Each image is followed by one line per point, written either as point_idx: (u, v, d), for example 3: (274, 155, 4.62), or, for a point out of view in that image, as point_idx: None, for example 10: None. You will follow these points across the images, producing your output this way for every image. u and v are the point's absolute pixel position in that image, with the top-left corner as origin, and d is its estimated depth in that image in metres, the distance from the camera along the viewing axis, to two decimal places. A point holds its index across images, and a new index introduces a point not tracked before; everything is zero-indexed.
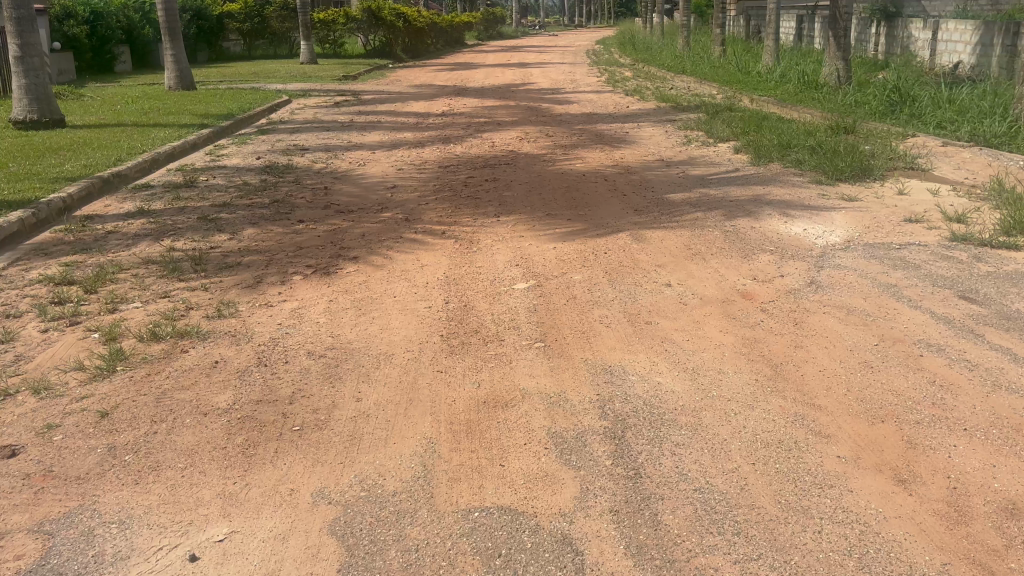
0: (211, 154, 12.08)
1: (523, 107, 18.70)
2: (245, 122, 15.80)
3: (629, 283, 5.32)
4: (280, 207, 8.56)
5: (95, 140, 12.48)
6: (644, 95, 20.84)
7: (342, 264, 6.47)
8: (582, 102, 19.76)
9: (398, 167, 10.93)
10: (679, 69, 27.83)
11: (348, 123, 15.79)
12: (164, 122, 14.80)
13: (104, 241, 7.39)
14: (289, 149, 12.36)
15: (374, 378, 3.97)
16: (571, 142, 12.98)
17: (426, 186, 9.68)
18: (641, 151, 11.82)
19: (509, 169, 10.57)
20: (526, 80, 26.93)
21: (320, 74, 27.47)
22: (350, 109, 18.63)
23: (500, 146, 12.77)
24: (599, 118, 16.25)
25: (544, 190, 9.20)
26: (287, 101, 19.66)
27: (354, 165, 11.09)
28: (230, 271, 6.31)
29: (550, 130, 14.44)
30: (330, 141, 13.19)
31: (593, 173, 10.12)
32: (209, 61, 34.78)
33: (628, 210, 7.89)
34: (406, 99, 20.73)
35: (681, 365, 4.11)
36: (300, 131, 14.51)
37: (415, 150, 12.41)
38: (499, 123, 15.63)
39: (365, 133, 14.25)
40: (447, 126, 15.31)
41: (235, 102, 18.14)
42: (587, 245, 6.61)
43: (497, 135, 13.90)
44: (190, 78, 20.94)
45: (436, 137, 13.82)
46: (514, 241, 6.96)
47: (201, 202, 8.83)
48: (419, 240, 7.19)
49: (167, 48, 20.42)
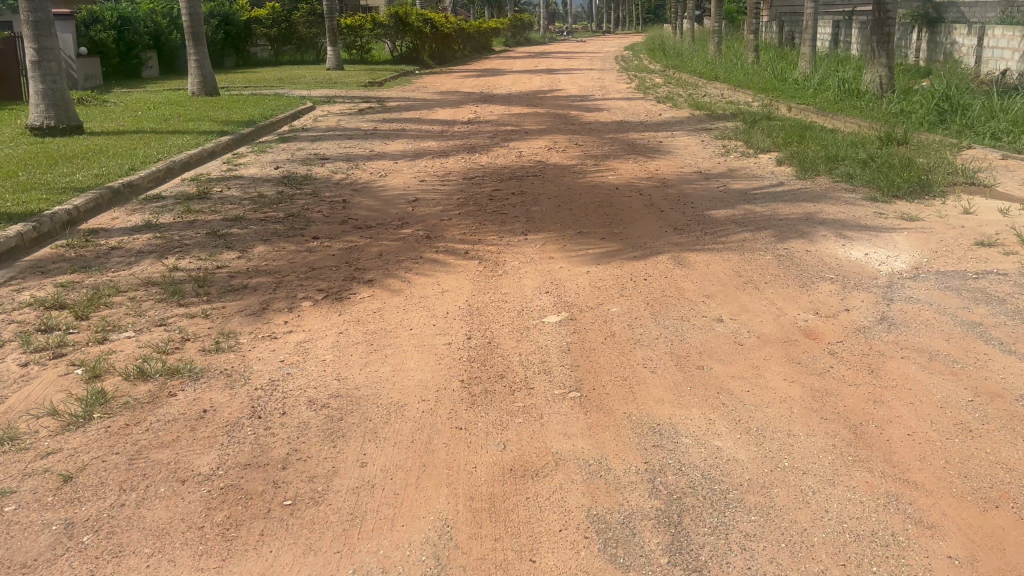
0: (228, 163, 11.63)
1: (552, 114, 18.14)
2: (267, 129, 15.39)
3: (674, 317, 4.72)
4: (295, 221, 8.05)
5: (110, 148, 12.09)
6: (676, 102, 20.20)
7: (357, 287, 5.93)
8: (612, 109, 19.17)
9: (422, 178, 10.41)
10: (711, 76, 27.11)
11: (372, 131, 15.33)
12: (183, 129, 14.42)
13: (105, 258, 6.91)
14: (309, 159, 11.90)
15: (382, 435, 3.41)
16: (602, 152, 12.40)
17: (451, 199, 9.15)
18: (677, 162, 11.20)
19: (538, 181, 10.01)
20: (554, 86, 26.39)
21: (346, 79, 27.11)
22: (375, 115, 18.18)
23: (529, 156, 12.21)
24: (631, 127, 15.64)
25: (576, 205, 8.63)
26: (311, 108, 19.27)
27: (375, 176, 10.58)
28: (235, 295, 5.80)
29: (580, 139, 13.86)
30: (352, 150, 12.71)
31: (628, 187, 9.53)
32: (236, 67, 34.65)
33: (667, 229, 7.29)
34: (432, 106, 20.26)
35: (742, 425, 3.52)
36: (322, 139, 14.05)
37: (440, 159, 11.88)
38: (527, 131, 15.09)
39: (389, 141, 13.77)
40: (473, 135, 14.79)
41: (258, 108, 17.76)
42: (624, 269, 6.03)
43: (526, 144, 13.35)
44: (214, 84, 20.62)
45: (462, 147, 13.31)
46: (543, 262, 6.39)
47: (212, 216, 8.35)
48: (441, 260, 6.65)
49: (191, 53, 20.13)
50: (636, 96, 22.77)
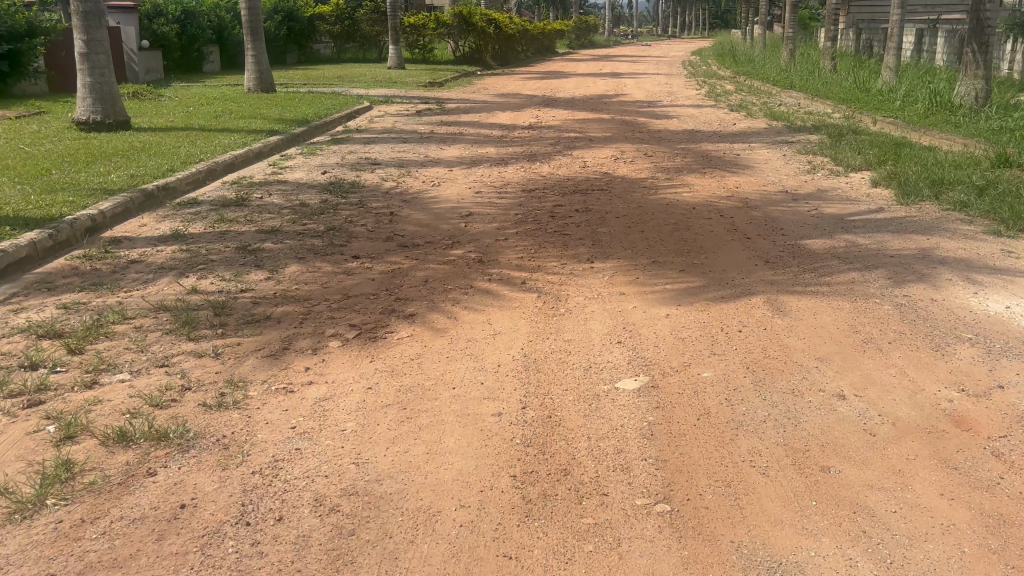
0: (274, 166, 10.95)
1: (619, 120, 17.17)
2: (319, 129, 14.76)
3: (781, 390, 3.78)
4: (335, 236, 7.27)
5: (154, 146, 11.53)
6: (751, 111, 19.05)
7: (395, 323, 5.10)
8: (682, 116, 18.11)
9: (477, 189, 9.57)
10: (786, 84, 25.75)
11: (428, 134, 14.56)
12: (233, 127, 13.85)
13: (121, 274, 6.21)
14: (359, 163, 11.16)
15: (405, 565, 2.56)
16: (674, 165, 11.42)
17: (509, 215, 8.28)
18: (759, 180, 10.17)
19: (605, 196, 9.09)
20: (620, 91, 25.40)
21: (406, 79, 26.48)
22: (433, 117, 17.44)
23: (594, 167, 11.29)
24: (704, 137, 14.59)
25: (649, 225, 7.68)
26: (367, 108, 18.63)
27: (428, 185, 9.78)
28: (254, 329, 5.01)
29: (650, 150, 12.90)
30: (406, 155, 11.96)
31: (707, 206, 8.55)
32: (299, 63, 34.40)
33: (756, 262, 6.32)
34: (493, 109, 19.46)
35: (893, 571, 2.57)
36: (375, 142, 13.34)
37: (498, 168, 11.03)
38: (592, 139, 14.15)
39: (445, 146, 12.98)
40: (535, 141, 13.91)
41: (313, 107, 17.19)
42: (710, 313, 5.09)
43: (591, 153, 12.44)
44: (271, 80, 20.13)
45: (524, 154, 12.45)
46: (613, 298, 5.48)
47: (246, 226, 7.62)
48: (495, 290, 5.78)
49: (249, 48, 19.68)
50: (707, 103, 21.65)
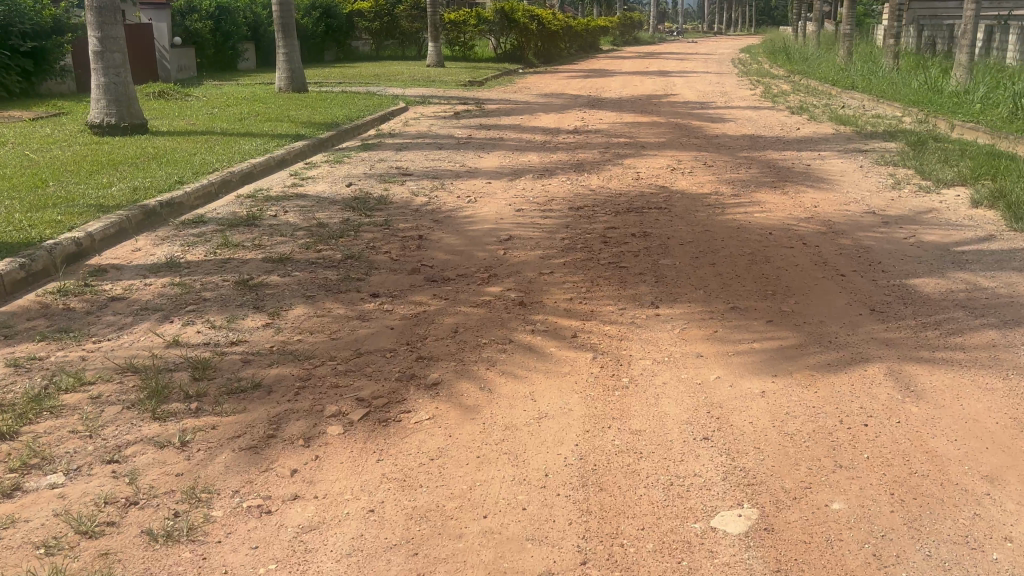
0: (296, 176, 10.02)
1: (670, 124, 15.99)
2: (349, 134, 13.83)
3: (948, 538, 2.68)
4: (352, 267, 6.26)
5: (169, 154, 10.66)
6: (812, 113, 17.73)
7: (415, 393, 4.05)
8: (738, 119, 16.85)
9: (519, 206, 8.51)
10: (846, 84, 24.25)
11: (466, 139, 13.56)
12: (258, 131, 12.97)
13: (98, 315, 5.26)
14: (388, 174, 10.17)
15: None
16: (737, 178, 10.27)
17: (555, 240, 7.21)
18: (837, 198, 8.96)
19: (664, 216, 7.97)
20: (669, 90, 24.15)
21: (445, 78, 25.53)
22: (472, 120, 16.42)
23: (649, 178, 10.15)
24: (767, 144, 13.36)
25: (720, 255, 6.55)
26: (402, 110, 17.68)
27: (464, 202, 8.74)
28: (238, 401, 4.00)
29: (709, 158, 11.73)
30: (441, 164, 10.96)
31: (784, 230, 7.39)
32: (337, 61, 33.69)
33: (858, 311, 5.18)
34: (536, 110, 18.38)
35: None
36: (408, 149, 12.35)
37: (541, 180, 9.96)
38: (644, 145, 13.00)
39: (484, 154, 11.96)
40: (582, 148, 12.82)
41: (345, 109, 16.28)
42: (815, 389, 3.97)
43: (644, 162, 11.31)
44: (303, 80, 19.29)
45: (570, 163, 11.36)
46: (689, 361, 4.38)
47: (252, 253, 6.64)
48: (539, 344, 4.71)
49: (280, 46, 18.86)
50: (764, 104, 20.34)
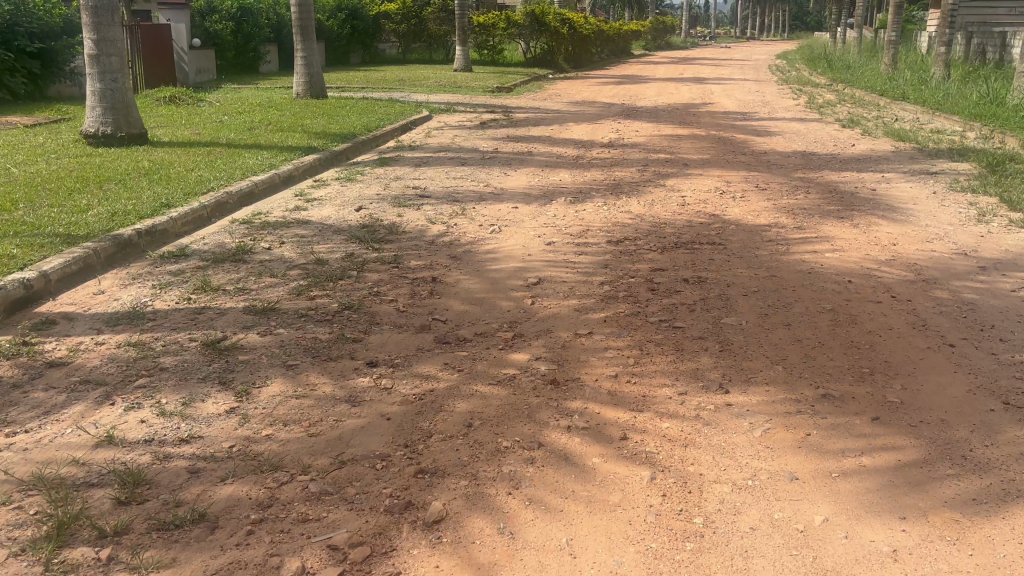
0: (301, 197, 9.01)
1: (713, 137, 14.79)
2: (365, 147, 12.82)
3: None
4: (347, 323, 5.18)
5: (164, 169, 9.69)
6: (865, 127, 16.46)
7: (409, 539, 2.97)
8: (786, 133, 15.61)
9: (549, 240, 7.39)
10: (896, 94, 22.90)
11: (491, 154, 12.49)
12: (266, 142, 11.99)
13: (26, 389, 4.22)
14: (403, 196, 9.11)
15: None
16: (795, 205, 9.08)
17: (593, 285, 6.09)
18: (917, 233, 7.76)
19: (720, 254, 6.84)
20: (707, 99, 22.95)
21: (472, 83, 24.51)
22: (499, 130, 15.33)
23: (696, 204, 8.99)
24: (822, 163, 12.14)
25: (794, 312, 5.41)
26: (425, 118, 16.66)
27: (486, 232, 7.65)
28: (166, 546, 2.93)
29: (761, 180, 10.55)
30: (462, 184, 9.88)
31: (864, 276, 6.22)
32: (362, 63, 32.87)
33: (988, 404, 4.03)
34: (567, 120, 17.25)
35: None
36: (428, 165, 11.28)
37: (574, 205, 8.84)
38: (687, 162, 11.85)
39: (511, 173, 10.87)
40: (618, 165, 11.69)
41: (364, 118, 15.28)
42: (968, 549, 2.88)
43: (689, 183, 10.15)
44: (322, 85, 18.34)
45: (606, 185, 10.23)
46: (782, 488, 3.28)
47: (233, 300, 5.59)
48: (577, 449, 3.59)
49: (298, 49, 17.94)
50: (810, 115, 19.04)
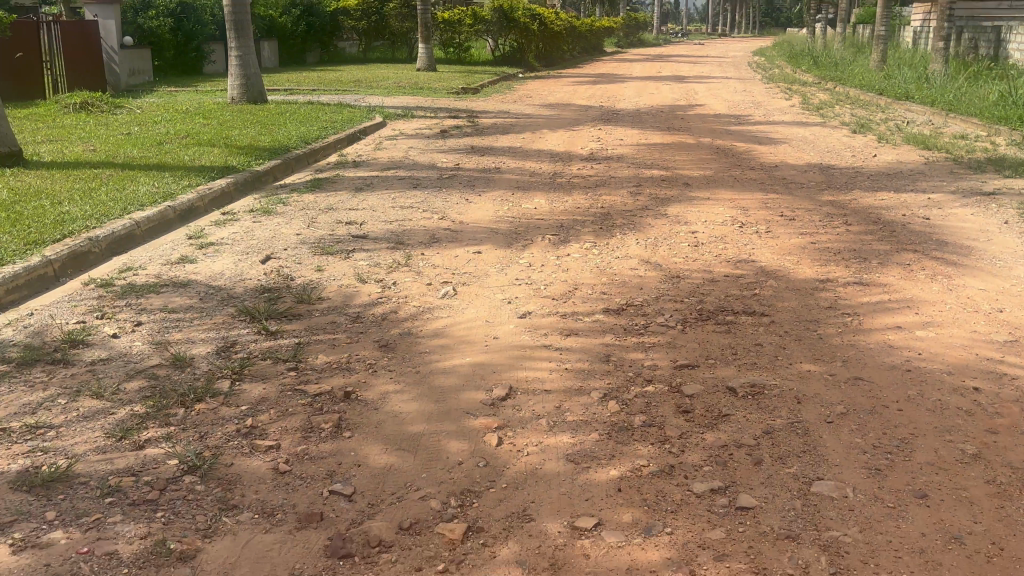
0: (195, 240, 6.84)
1: (710, 146, 12.77)
2: (298, 166, 10.66)
3: None
4: (183, 509, 3.03)
5: (20, 202, 7.44)
6: (878, 133, 14.59)
7: None
8: (791, 140, 13.65)
9: (522, 311, 5.28)
10: (895, 92, 21.16)
11: (452, 172, 10.38)
12: (174, 160, 9.76)
13: None
14: (332, 238, 6.98)
15: None
16: (839, 243, 7.06)
17: (591, 399, 4.01)
18: (1019, 288, 5.77)
19: (767, 336, 4.79)
20: (692, 100, 21.01)
21: (436, 84, 22.38)
22: (462, 140, 13.22)
23: (713, 244, 6.92)
24: (847, 180, 10.15)
25: (920, 463, 3.38)
26: (378, 125, 14.52)
27: (436, 297, 5.52)
28: None
29: (783, 205, 8.54)
30: (411, 220, 7.76)
31: (989, 378, 4.21)
32: (319, 63, 30.66)
33: None
34: (541, 126, 15.19)
35: None
36: (372, 190, 9.14)
37: (555, 251, 6.75)
38: (687, 181, 9.80)
39: (473, 200, 8.74)
40: (606, 186, 9.61)
41: (305, 126, 13.10)
42: None
43: (698, 211, 8.12)
44: (261, 89, 16.09)
45: (594, 215, 8.15)
46: None
47: (8, 454, 3.40)
48: None
49: (232, 47, 15.66)
50: (810, 118, 17.18)
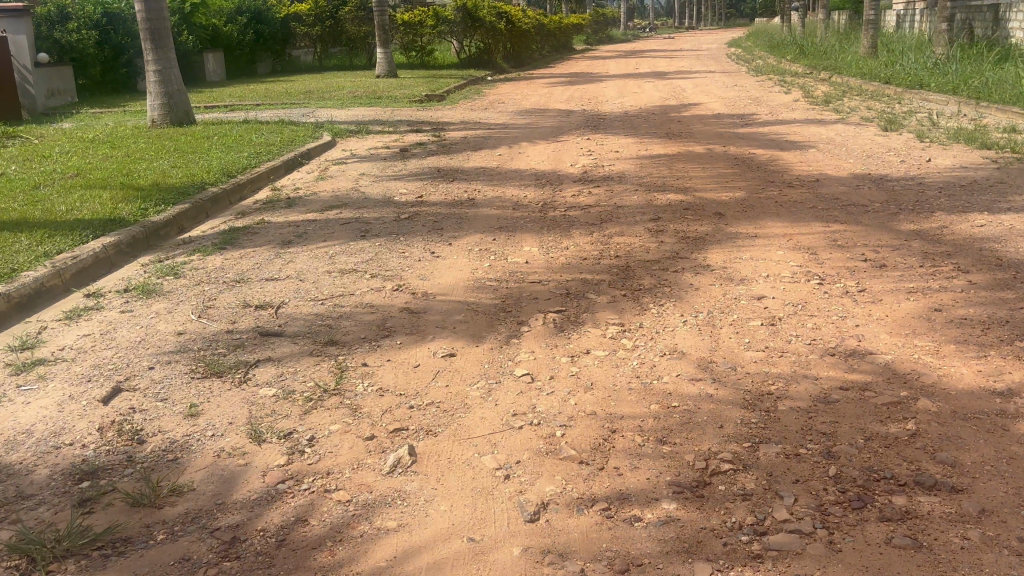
0: (17, 357, 4.48)
1: (726, 157, 10.60)
2: (214, 212, 8.32)
3: None
4: None
5: None
6: (912, 130, 12.50)
7: None
8: (818, 144, 11.51)
9: (530, 501, 3.01)
10: (903, 80, 19.20)
11: (413, 209, 8.09)
12: (42, 213, 7.36)
13: None
14: (230, 339, 4.68)
15: None
16: (972, 306, 4.87)
17: None
18: None
19: (998, 557, 2.58)
20: (682, 98, 18.87)
21: (396, 92, 20.05)
22: (427, 161, 10.93)
23: (795, 324, 4.70)
24: (915, 197, 7.97)
25: None
26: (327, 146, 12.22)
27: (380, 472, 3.24)
28: None
29: (859, 244, 6.34)
30: (354, 295, 5.45)
31: None
32: (271, 73, 28.20)
33: None
34: (519, 138, 12.95)
35: None
36: (305, 242, 6.83)
37: (566, 346, 4.49)
38: (717, 209, 7.58)
39: (441, 253, 6.46)
40: (615, 221, 7.36)
41: (234, 154, 10.74)
42: None
43: (751, 260, 5.90)
44: (187, 107, 13.70)
45: (610, 270, 5.89)
46: None
47: None
48: None
49: (149, 61, 13.20)
50: (823, 114, 15.10)
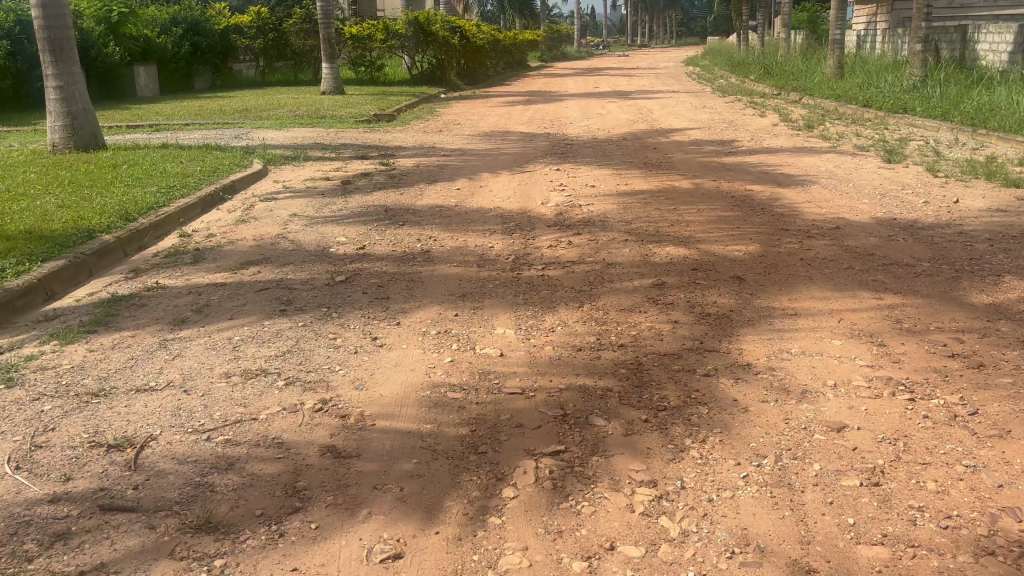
0: None
1: (720, 194, 9.18)
2: (100, 270, 6.58)
3: None
4: None
5: None
6: (917, 161, 11.20)
7: None
8: (819, 179, 10.14)
9: None
10: (882, 103, 18.09)
11: (352, 266, 6.46)
12: None
13: None
14: (50, 520, 3.00)
15: None
16: None
17: None
18: None
19: None
20: (653, 120, 17.52)
21: (343, 110, 18.38)
22: (372, 197, 9.30)
23: (910, 478, 3.18)
24: (964, 252, 6.57)
25: None
26: (257, 177, 10.50)
27: None
28: None
29: (934, 327, 4.85)
30: (260, 420, 3.79)
31: None
32: (209, 88, 26.35)
33: None
34: (479, 167, 11.38)
35: None
36: (206, 321, 5.15)
37: (577, 533, 2.90)
38: (734, 270, 6.08)
39: (386, 340, 4.83)
40: (609, 287, 5.81)
41: (140, 188, 8.99)
42: None
43: (805, 358, 4.38)
44: (96, 129, 11.88)
45: (617, 371, 4.32)
46: None
47: None
48: None
49: (48, 75, 11.36)
50: (809, 141, 13.81)
